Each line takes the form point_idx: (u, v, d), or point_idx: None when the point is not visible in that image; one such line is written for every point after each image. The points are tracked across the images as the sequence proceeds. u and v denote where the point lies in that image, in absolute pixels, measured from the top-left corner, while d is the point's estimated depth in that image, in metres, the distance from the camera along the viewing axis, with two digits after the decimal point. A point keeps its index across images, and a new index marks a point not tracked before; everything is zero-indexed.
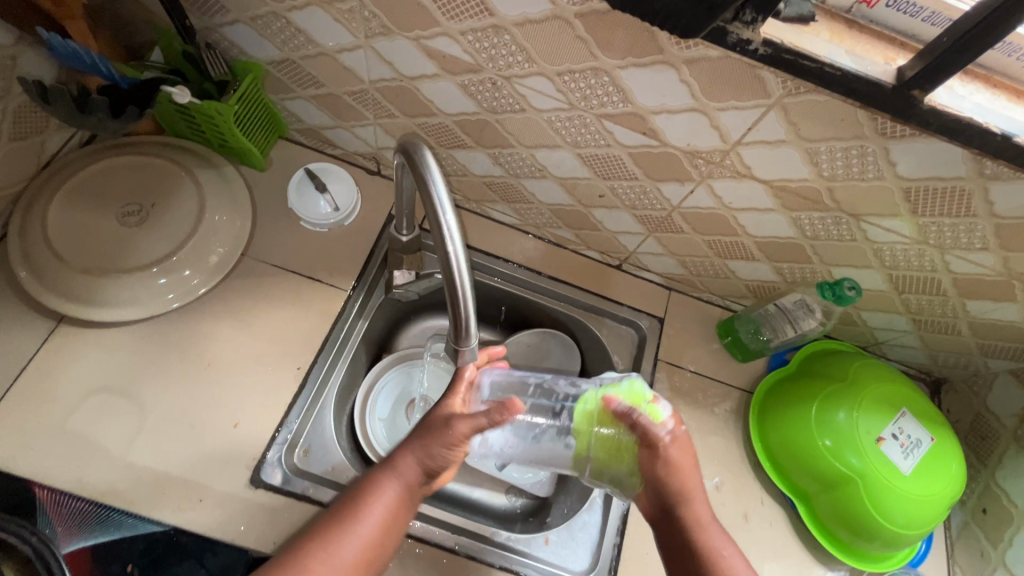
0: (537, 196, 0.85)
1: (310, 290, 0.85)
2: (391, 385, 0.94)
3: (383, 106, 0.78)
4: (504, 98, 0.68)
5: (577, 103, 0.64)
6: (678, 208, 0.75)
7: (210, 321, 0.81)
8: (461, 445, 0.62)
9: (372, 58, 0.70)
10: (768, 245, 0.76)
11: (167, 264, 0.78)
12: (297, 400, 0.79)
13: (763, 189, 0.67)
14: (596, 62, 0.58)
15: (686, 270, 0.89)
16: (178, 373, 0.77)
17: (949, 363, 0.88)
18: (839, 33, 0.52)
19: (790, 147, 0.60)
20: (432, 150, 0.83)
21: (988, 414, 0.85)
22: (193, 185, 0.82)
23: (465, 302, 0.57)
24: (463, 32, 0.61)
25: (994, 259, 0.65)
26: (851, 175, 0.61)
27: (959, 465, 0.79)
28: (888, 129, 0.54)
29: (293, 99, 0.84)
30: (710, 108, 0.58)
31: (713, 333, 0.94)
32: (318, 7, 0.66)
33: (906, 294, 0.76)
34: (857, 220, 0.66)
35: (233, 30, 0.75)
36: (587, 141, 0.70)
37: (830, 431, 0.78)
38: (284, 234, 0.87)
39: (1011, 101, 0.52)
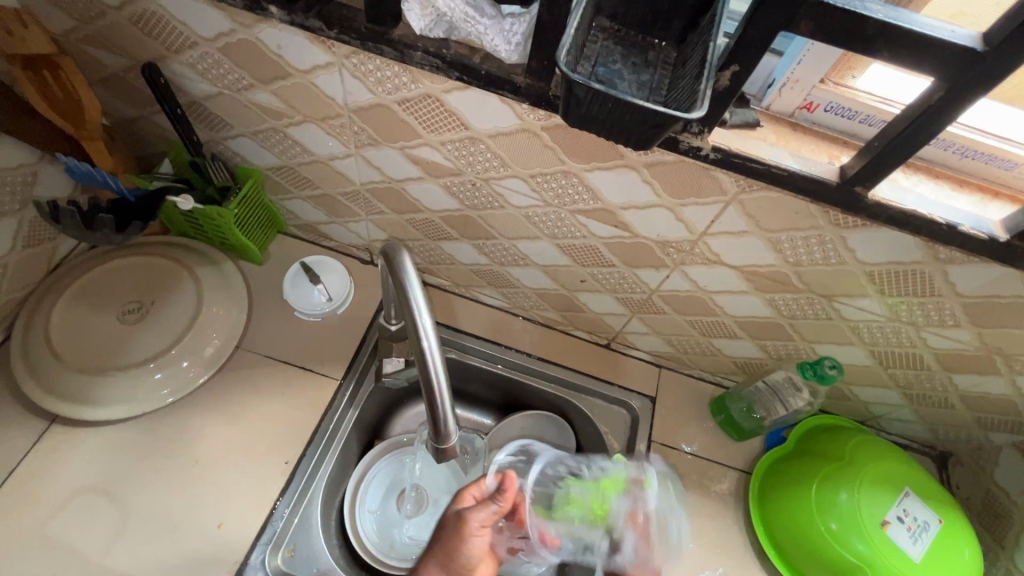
0: (522, 281, 0.88)
1: (301, 380, 0.86)
2: (382, 473, 0.92)
3: (373, 205, 0.84)
4: (484, 197, 0.73)
5: (551, 201, 0.69)
6: (657, 290, 0.78)
7: (201, 415, 0.81)
8: (478, 536, 0.64)
9: (363, 164, 0.76)
10: (749, 324, 0.78)
11: (163, 358, 0.80)
12: (284, 494, 0.78)
13: (735, 274, 0.69)
14: (564, 166, 0.63)
15: (674, 349, 0.90)
16: (167, 471, 0.77)
17: (950, 437, 0.86)
18: (785, 136, 0.57)
19: (753, 237, 0.63)
20: (421, 242, 0.88)
21: (998, 490, 0.82)
22: (192, 281, 0.86)
23: (441, 396, 0.57)
24: (443, 142, 0.67)
25: (970, 335, 0.66)
26: (815, 260, 0.63)
27: (975, 550, 0.75)
28: (841, 221, 0.58)
29: (291, 199, 0.89)
30: (674, 205, 0.62)
31: (706, 411, 0.93)
32: (313, 123, 0.72)
33: (892, 369, 0.76)
34: (830, 300, 0.68)
35: (236, 142, 0.81)
36: (564, 233, 0.74)
37: (833, 514, 0.76)
38: (278, 326, 0.89)
39: (953, 190, 0.56)
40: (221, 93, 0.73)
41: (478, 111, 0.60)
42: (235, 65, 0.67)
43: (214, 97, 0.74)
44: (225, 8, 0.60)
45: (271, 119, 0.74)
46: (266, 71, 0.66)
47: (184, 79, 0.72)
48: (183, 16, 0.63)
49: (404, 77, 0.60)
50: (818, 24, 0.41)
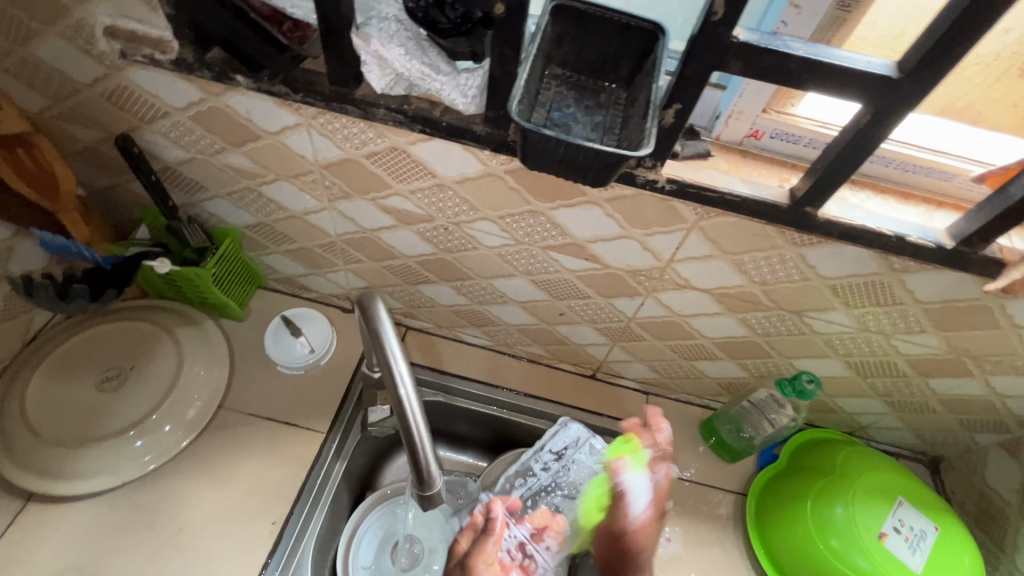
0: (502, 319, 0.89)
1: (286, 436, 0.85)
2: (375, 526, 0.89)
3: (351, 255, 0.85)
4: (457, 240, 0.75)
5: (521, 239, 0.71)
6: (634, 318, 0.79)
7: (182, 482, 0.79)
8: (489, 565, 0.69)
9: (337, 217, 0.78)
10: (727, 345, 0.79)
11: (143, 425, 0.79)
12: (273, 557, 0.76)
13: (706, 296, 0.71)
14: (531, 206, 0.65)
15: (658, 374, 0.91)
16: (148, 542, 0.75)
17: (937, 441, 0.87)
18: (736, 163, 0.60)
19: (717, 260, 0.65)
20: (400, 287, 0.89)
21: (990, 491, 0.82)
22: (173, 343, 0.86)
23: (422, 445, 0.57)
24: (412, 191, 0.69)
25: (937, 339, 0.68)
26: (779, 278, 0.65)
27: (975, 556, 0.74)
28: (798, 239, 0.60)
29: (268, 254, 0.91)
30: (639, 235, 0.65)
31: (697, 435, 0.93)
32: (285, 181, 0.74)
33: (870, 378, 0.78)
34: (800, 316, 0.70)
35: (211, 204, 0.83)
36: (537, 269, 0.75)
37: (831, 530, 0.75)
38: (261, 382, 0.89)
39: (899, 203, 0.59)
40: (195, 157, 0.75)
41: (443, 159, 0.63)
42: (207, 131, 0.70)
43: (187, 162, 0.76)
44: (194, 79, 0.63)
45: (244, 178, 0.76)
46: (236, 134, 0.69)
47: (157, 147, 0.74)
48: (153, 90, 0.66)
49: (370, 132, 0.62)
50: (747, 63, 0.44)
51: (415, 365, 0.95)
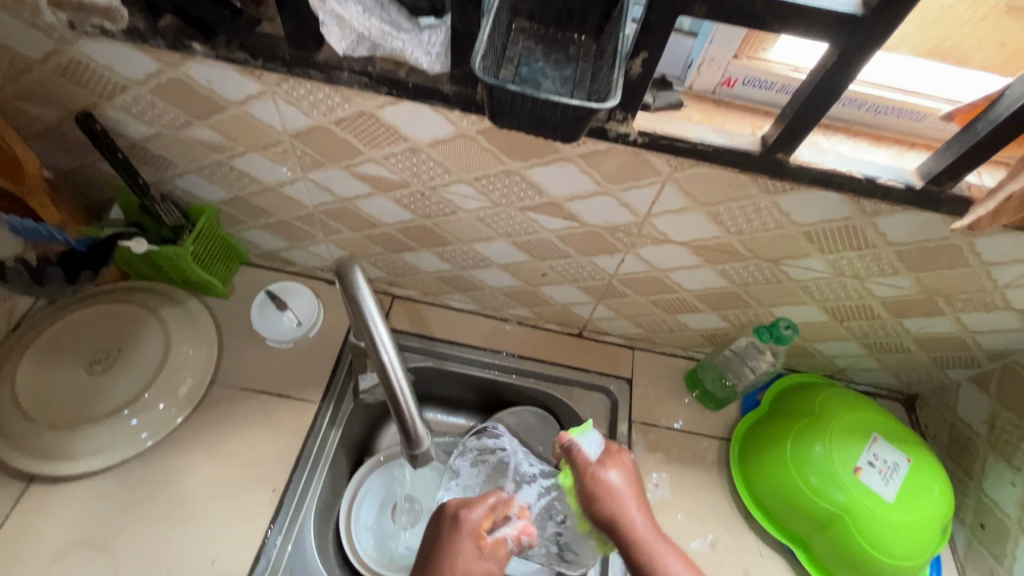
0: (487, 283, 0.90)
1: (279, 408, 0.86)
2: (375, 488, 0.92)
3: (330, 225, 0.84)
4: (435, 205, 0.74)
5: (498, 200, 0.70)
6: (616, 275, 0.80)
7: (180, 456, 0.81)
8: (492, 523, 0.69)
9: (312, 187, 0.77)
10: (707, 297, 0.80)
11: (137, 404, 0.80)
12: (275, 522, 0.78)
13: (684, 249, 0.72)
14: (505, 166, 0.65)
15: (642, 329, 0.93)
16: (152, 515, 0.77)
17: (913, 379, 0.90)
18: (709, 112, 0.60)
19: (694, 212, 0.65)
20: (382, 256, 0.89)
21: (961, 423, 0.86)
22: (159, 323, 0.87)
23: (407, 403, 0.59)
24: (385, 156, 0.68)
25: (909, 281, 0.69)
26: (755, 227, 0.66)
27: (944, 484, 0.78)
28: (771, 187, 0.60)
29: (247, 229, 0.90)
30: (614, 191, 0.65)
31: (682, 387, 0.95)
32: (256, 153, 0.73)
33: (847, 322, 0.80)
34: (777, 264, 0.71)
35: (183, 180, 0.81)
36: (517, 230, 0.75)
37: (810, 468, 0.78)
38: (250, 357, 0.90)
39: (871, 146, 0.59)
40: (160, 133, 0.73)
41: (414, 122, 0.62)
42: (169, 105, 0.68)
43: (153, 138, 0.74)
44: (149, 49, 0.60)
45: (214, 152, 0.74)
46: (199, 106, 0.67)
47: (120, 124, 0.73)
48: (109, 63, 0.63)
49: (337, 97, 0.61)
50: (713, 7, 0.43)
51: (403, 332, 0.96)
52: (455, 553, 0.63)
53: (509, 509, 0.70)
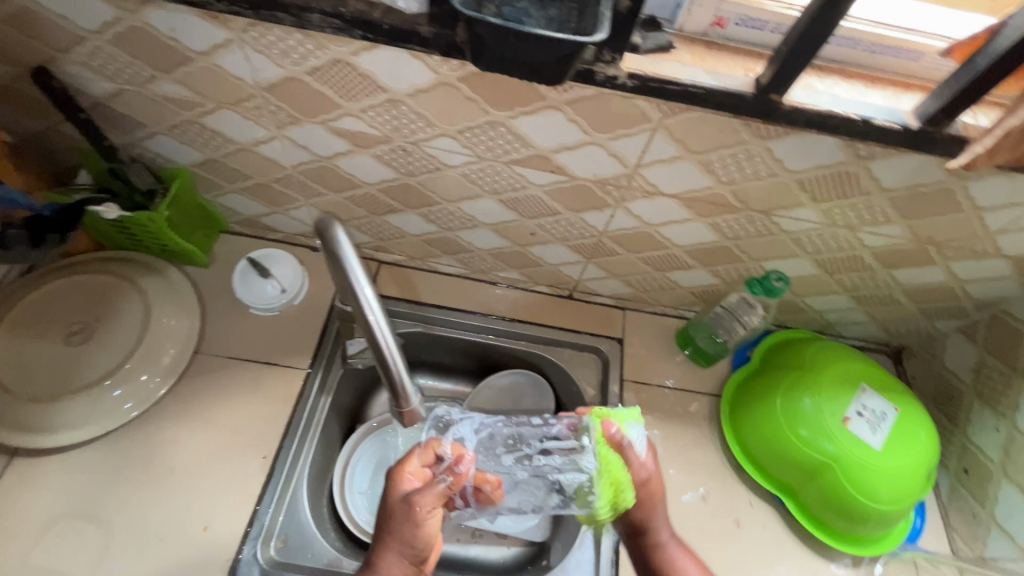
0: (474, 244, 0.88)
1: (266, 376, 0.85)
2: (368, 454, 0.93)
3: (310, 187, 0.81)
4: (418, 161, 0.71)
5: (484, 154, 0.68)
6: (605, 232, 0.78)
7: (168, 426, 0.80)
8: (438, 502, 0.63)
9: (289, 145, 0.73)
10: (698, 252, 0.79)
11: (119, 374, 0.79)
12: (268, 488, 0.78)
13: (675, 202, 0.70)
14: (489, 116, 0.62)
15: (633, 288, 0.92)
16: (140, 484, 0.76)
17: (902, 332, 0.90)
18: (700, 55, 0.57)
19: (685, 161, 0.64)
20: (367, 219, 0.86)
21: (948, 373, 0.87)
22: (137, 293, 0.84)
23: (393, 358, 0.58)
24: (364, 109, 0.65)
25: (901, 229, 0.69)
26: (747, 176, 0.64)
27: (930, 431, 0.80)
28: (764, 132, 0.58)
29: (224, 194, 0.87)
30: (603, 140, 0.62)
31: (674, 346, 0.95)
32: (227, 109, 0.69)
33: (837, 275, 0.79)
34: (769, 215, 0.70)
35: (153, 142, 0.78)
36: (503, 187, 0.73)
37: (800, 420, 0.79)
38: (235, 326, 0.88)
39: (866, 86, 0.57)
40: (125, 89, 0.69)
41: (392, 70, 0.59)
42: (131, 57, 0.64)
43: (118, 96, 0.70)
44: None
45: (183, 110, 0.71)
46: (163, 58, 0.63)
47: (81, 81, 0.69)
48: (63, 10, 0.59)
49: (309, 44, 0.58)
50: None
51: (391, 297, 0.95)
52: (405, 525, 0.62)
53: (444, 461, 0.66)
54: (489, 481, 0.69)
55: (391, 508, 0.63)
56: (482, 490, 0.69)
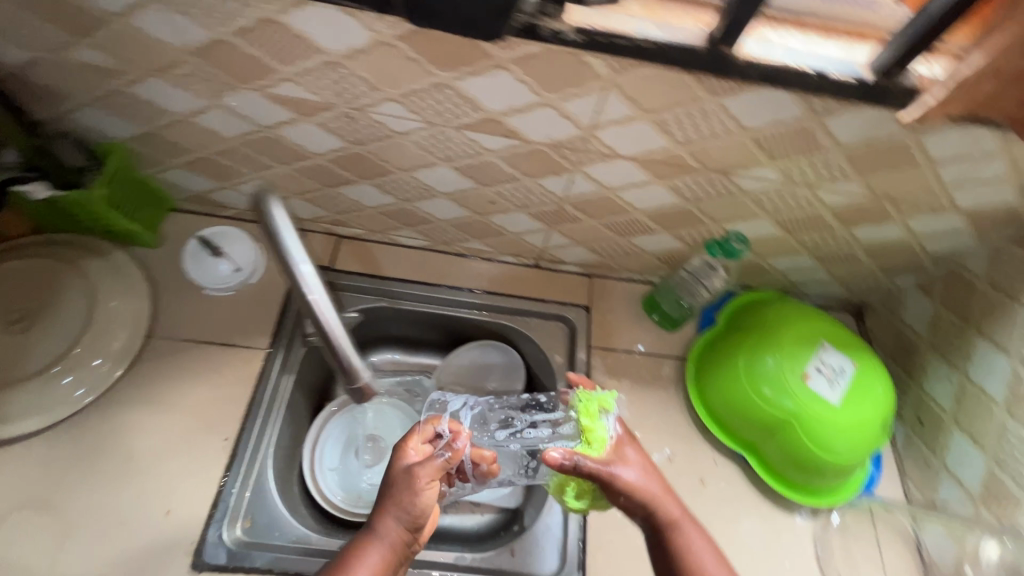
0: (434, 215, 0.85)
1: (224, 357, 0.83)
2: (337, 431, 0.93)
3: (257, 160, 0.77)
4: (365, 129, 0.68)
5: (433, 119, 0.65)
6: (565, 198, 0.76)
7: (123, 412, 0.77)
8: (432, 479, 0.64)
9: (227, 115, 0.69)
10: (660, 216, 0.78)
11: (68, 360, 0.76)
12: (231, 470, 0.76)
13: (633, 165, 0.68)
14: (434, 77, 0.59)
15: (598, 255, 0.91)
16: (97, 472, 0.74)
17: (863, 289, 0.91)
18: (652, 5, 0.53)
19: (639, 121, 0.62)
20: (320, 192, 0.83)
21: (906, 328, 0.89)
22: (81, 277, 0.81)
23: (337, 333, 0.57)
24: (301, 73, 0.61)
25: (858, 185, 0.68)
26: (703, 135, 0.63)
27: (887, 385, 0.81)
28: (717, 88, 0.56)
29: (167, 170, 0.82)
30: (554, 101, 0.60)
31: (641, 311, 0.95)
32: (156, 77, 0.65)
33: (799, 234, 0.79)
34: (728, 175, 0.69)
35: (82, 115, 0.73)
36: (457, 153, 0.70)
37: (760, 379, 0.80)
38: (189, 307, 0.85)
39: (822, 38, 0.55)
40: (41, 57, 0.64)
41: (324, 28, 0.55)
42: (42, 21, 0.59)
43: (35, 65, 0.65)
44: None
45: (107, 79, 0.66)
46: (77, 20, 0.58)
47: None
48: None
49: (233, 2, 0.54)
50: None
51: (352, 272, 0.92)
52: (402, 491, 0.63)
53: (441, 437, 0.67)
54: (485, 459, 0.69)
55: (392, 479, 0.64)
56: (480, 466, 0.69)
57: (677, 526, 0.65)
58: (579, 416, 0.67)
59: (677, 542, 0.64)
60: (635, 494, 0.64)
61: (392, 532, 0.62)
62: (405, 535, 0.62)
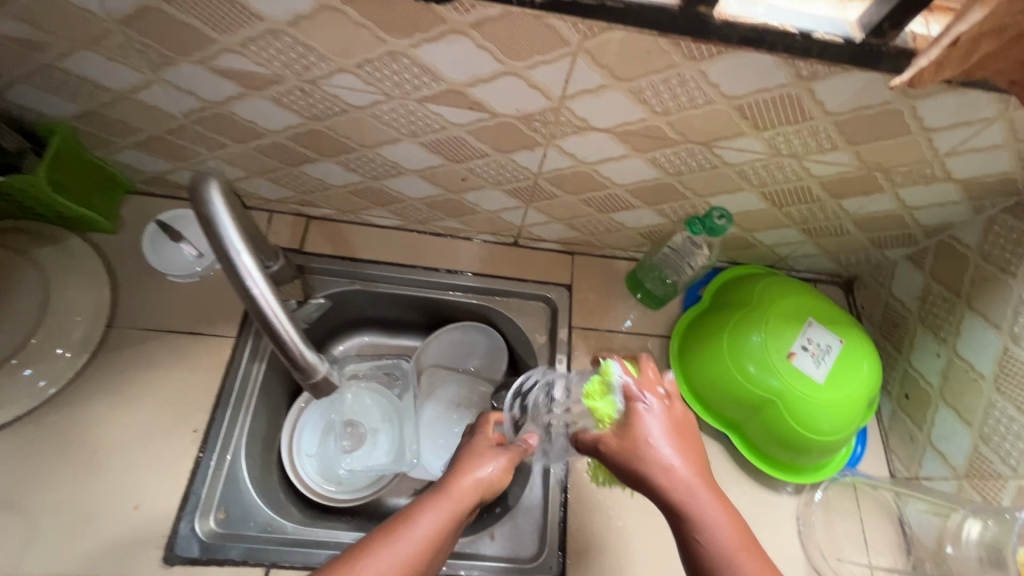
0: (405, 193, 0.81)
1: (191, 346, 0.80)
2: (315, 417, 0.90)
3: (211, 138, 0.72)
4: (321, 103, 0.63)
5: (391, 91, 0.60)
6: (540, 173, 0.72)
7: (87, 406, 0.75)
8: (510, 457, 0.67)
9: (171, 91, 0.64)
10: (640, 190, 0.74)
11: (27, 353, 0.73)
12: (200, 462, 0.74)
13: (609, 137, 0.64)
14: (388, 46, 0.54)
15: (579, 232, 0.87)
16: (61, 468, 0.72)
17: (852, 262, 0.89)
18: None
19: (613, 90, 0.57)
20: (282, 171, 0.78)
21: (895, 301, 0.86)
22: (33, 266, 0.77)
23: (284, 327, 0.54)
24: (244, 44, 0.56)
25: (848, 155, 0.64)
26: (683, 105, 0.58)
27: (873, 362, 0.79)
28: (695, 52, 0.52)
29: (118, 151, 0.77)
30: (520, 69, 0.55)
31: (624, 289, 0.92)
32: (87, 50, 0.59)
33: (786, 207, 0.75)
34: (709, 147, 0.64)
35: (16, 94, 0.67)
36: (422, 128, 0.66)
37: (744, 357, 0.77)
38: (152, 296, 0.81)
39: None
40: None
41: None
42: None
43: None
44: None
45: (34, 52, 0.60)
46: None
47: None
48: None
49: None
50: None
51: (323, 255, 0.88)
52: (486, 457, 0.65)
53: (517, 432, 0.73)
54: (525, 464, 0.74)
55: (474, 447, 0.67)
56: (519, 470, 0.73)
57: (683, 499, 0.54)
58: (587, 400, 0.64)
59: (687, 517, 0.53)
60: (633, 448, 0.56)
61: (461, 490, 0.60)
62: (473, 502, 0.61)
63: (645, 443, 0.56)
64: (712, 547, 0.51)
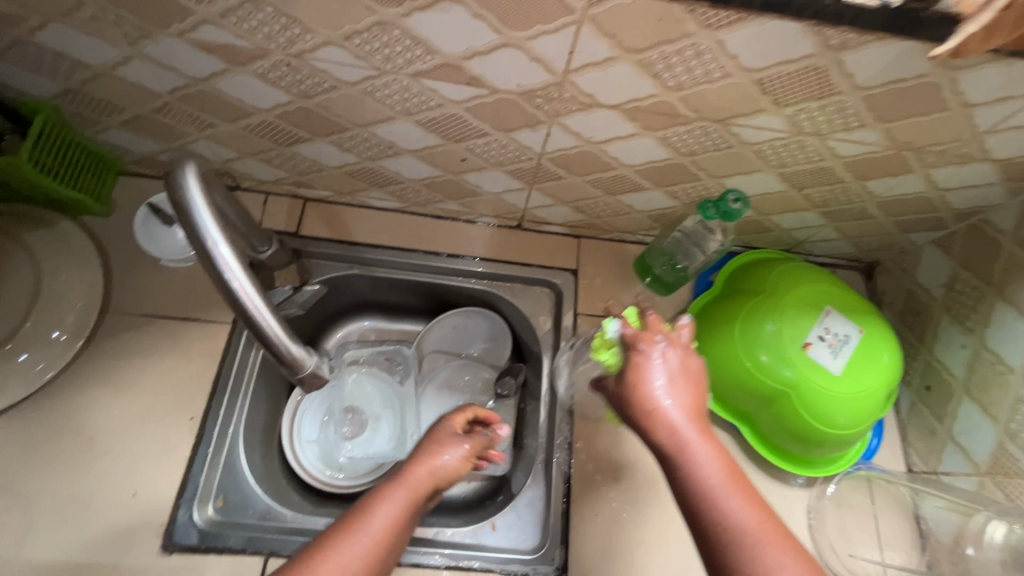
0: (403, 174, 0.77)
1: (187, 332, 0.78)
2: (315, 404, 0.89)
3: (198, 117, 0.69)
4: (309, 79, 0.59)
5: (383, 66, 0.56)
6: (544, 153, 0.68)
7: (82, 392, 0.74)
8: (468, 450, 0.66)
9: (152, 66, 0.61)
10: (650, 171, 0.70)
11: (19, 339, 0.72)
12: (197, 450, 0.73)
13: (617, 115, 0.60)
14: (376, 15, 0.50)
15: (585, 215, 0.83)
16: (58, 455, 0.71)
17: (873, 247, 0.84)
18: None
19: (621, 63, 0.52)
20: (275, 151, 0.75)
21: (918, 288, 0.82)
22: (23, 250, 0.75)
23: (268, 322, 0.51)
24: (222, 14, 0.52)
25: (876, 133, 0.59)
26: (697, 79, 0.54)
27: (893, 354, 0.76)
28: (712, 20, 0.47)
29: (106, 131, 0.74)
30: (520, 40, 0.51)
31: (632, 274, 0.88)
32: (60, 23, 0.56)
33: (806, 189, 0.71)
34: (725, 125, 0.60)
35: None
36: (417, 105, 0.62)
37: (758, 347, 0.74)
38: (147, 281, 0.80)
39: None
40: None
41: None
42: None
43: None
44: None
45: (5, 26, 0.57)
46: None
47: None
48: None
49: None
50: None
51: (321, 238, 0.85)
52: (445, 446, 0.66)
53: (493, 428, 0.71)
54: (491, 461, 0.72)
55: (435, 435, 0.68)
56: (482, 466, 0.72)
57: (679, 453, 0.51)
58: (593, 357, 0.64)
59: (682, 473, 0.50)
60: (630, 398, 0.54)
61: (413, 476, 0.61)
62: (425, 491, 0.61)
63: (646, 398, 0.53)
64: (708, 499, 0.48)
